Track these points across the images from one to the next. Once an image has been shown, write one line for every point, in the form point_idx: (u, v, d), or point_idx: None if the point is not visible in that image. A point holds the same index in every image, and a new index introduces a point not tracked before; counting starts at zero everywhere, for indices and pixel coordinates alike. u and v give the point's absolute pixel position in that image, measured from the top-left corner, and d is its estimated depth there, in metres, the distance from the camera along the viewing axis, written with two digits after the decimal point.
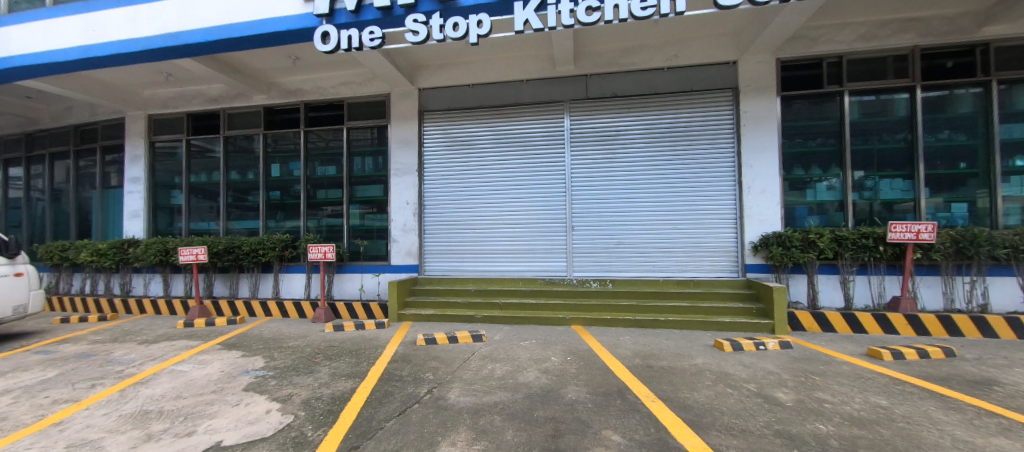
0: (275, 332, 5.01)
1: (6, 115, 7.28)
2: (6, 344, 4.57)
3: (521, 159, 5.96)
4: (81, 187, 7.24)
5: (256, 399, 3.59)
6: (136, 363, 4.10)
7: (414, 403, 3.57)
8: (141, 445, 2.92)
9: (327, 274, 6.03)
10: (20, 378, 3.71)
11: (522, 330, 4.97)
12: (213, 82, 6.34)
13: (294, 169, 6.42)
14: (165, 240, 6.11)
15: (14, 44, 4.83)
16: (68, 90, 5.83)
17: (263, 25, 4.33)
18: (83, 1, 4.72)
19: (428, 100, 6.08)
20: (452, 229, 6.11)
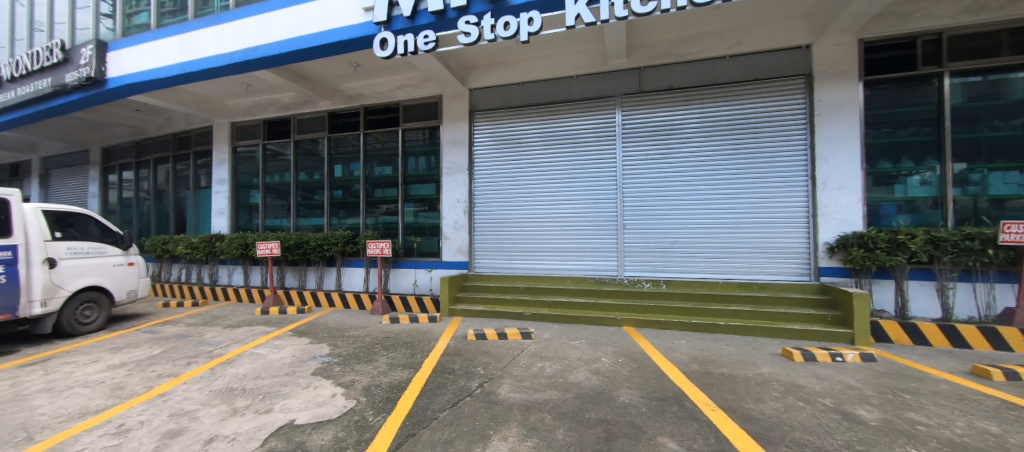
0: (339, 322, 5.37)
1: (121, 126, 8.45)
2: (122, 324, 5.32)
3: (570, 157, 5.89)
4: (178, 188, 8.22)
5: (322, 384, 3.85)
6: (224, 345, 4.58)
7: (466, 396, 3.64)
8: (228, 419, 3.26)
9: (384, 269, 6.35)
10: (133, 353, 4.28)
11: (571, 329, 4.91)
12: (285, 91, 6.91)
13: (354, 169, 6.83)
14: (245, 235, 6.77)
15: (127, 65, 5.58)
16: (168, 103, 6.63)
17: (328, 35, 4.64)
18: (179, 24, 5.35)
19: (478, 100, 6.20)
20: (501, 227, 6.18)
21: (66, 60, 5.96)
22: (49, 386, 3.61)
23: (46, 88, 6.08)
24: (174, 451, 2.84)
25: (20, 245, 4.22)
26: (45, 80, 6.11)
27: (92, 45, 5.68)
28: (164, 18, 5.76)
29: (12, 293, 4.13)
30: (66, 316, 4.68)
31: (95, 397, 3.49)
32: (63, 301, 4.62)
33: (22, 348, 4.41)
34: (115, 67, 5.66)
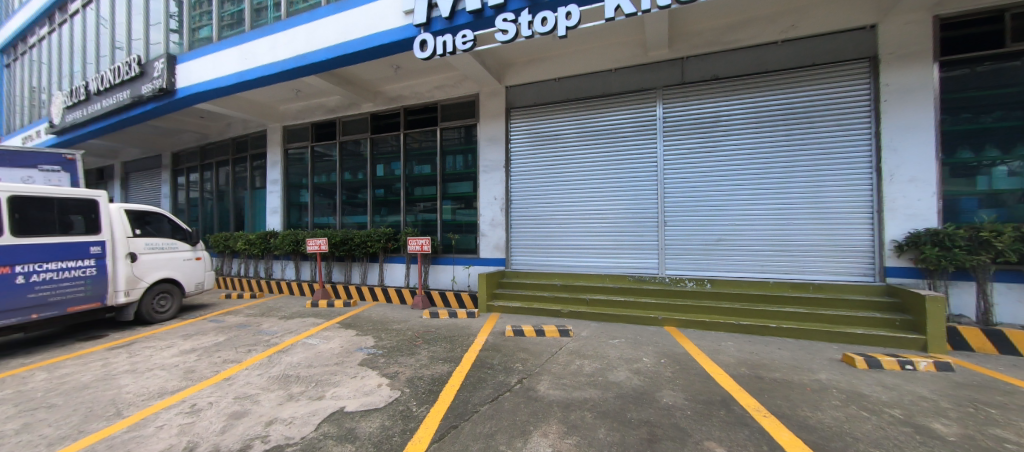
0: (382, 315, 5.58)
1: (188, 132, 9.24)
2: (191, 313, 5.83)
3: (609, 152, 5.78)
4: (237, 189, 8.87)
5: (369, 374, 4.02)
6: (279, 335, 4.89)
7: (506, 391, 3.66)
8: (285, 403, 3.48)
9: (424, 265, 6.52)
10: (202, 340, 4.67)
11: (611, 328, 4.83)
12: (331, 95, 7.26)
13: (395, 168, 7.06)
14: (297, 232, 7.19)
15: (193, 75, 6.08)
16: (228, 109, 7.17)
17: (371, 39, 4.82)
18: (238, 36, 5.75)
19: (514, 98, 6.23)
20: (538, 224, 6.17)
21: (142, 74, 6.59)
22: (132, 367, 4.00)
23: (125, 99, 6.75)
24: (239, 431, 3.07)
25: (107, 241, 4.71)
26: (125, 92, 6.79)
27: (164, 59, 6.24)
28: (224, 31, 6.22)
29: (101, 283, 4.64)
30: (145, 305, 5.17)
31: (171, 379, 3.84)
32: (142, 291, 5.12)
33: (110, 333, 4.93)
34: (183, 78, 6.18)
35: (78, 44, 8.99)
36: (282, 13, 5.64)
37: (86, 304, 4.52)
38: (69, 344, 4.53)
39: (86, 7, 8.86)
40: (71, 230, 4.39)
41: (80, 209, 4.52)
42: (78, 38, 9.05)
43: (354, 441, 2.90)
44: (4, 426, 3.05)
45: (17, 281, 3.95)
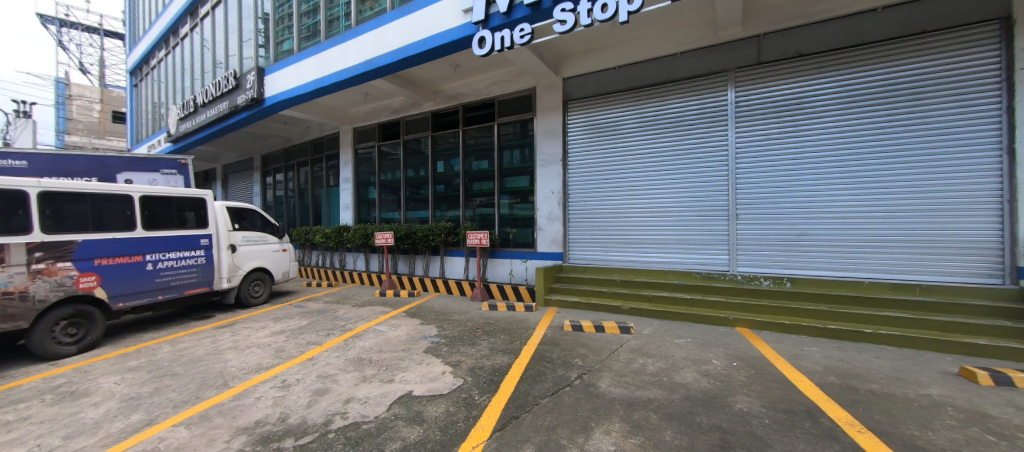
0: (443, 306, 5.83)
1: (274, 137, 10.32)
2: (279, 299, 6.52)
3: (673, 141, 5.51)
4: (314, 187, 9.75)
5: (433, 361, 4.20)
6: (353, 321, 5.29)
7: (566, 386, 3.62)
8: (360, 384, 3.75)
9: (483, 258, 6.70)
10: (289, 323, 5.21)
11: (676, 327, 4.61)
12: (395, 96, 7.69)
13: (454, 165, 7.30)
14: (366, 226, 7.73)
15: (277, 85, 6.76)
16: (306, 114, 7.89)
17: (433, 40, 5.00)
18: (314, 47, 6.28)
19: (571, 89, 6.15)
20: (597, 217, 6.05)
21: (237, 86, 7.46)
22: (234, 344, 4.56)
23: (223, 110, 7.69)
24: (322, 407, 3.37)
25: (213, 234, 5.41)
26: (224, 103, 7.74)
27: (254, 72, 7.00)
28: (303, 43, 6.82)
29: (209, 271, 5.35)
30: (243, 290, 5.87)
31: (264, 356, 4.31)
32: (241, 278, 5.81)
33: (216, 314, 5.67)
34: (270, 88, 6.90)
35: (189, 63, 10.41)
36: (352, 21, 6.05)
37: (197, 288, 5.23)
38: (186, 322, 5.29)
39: (194, 30, 10.21)
40: (185, 224, 5.09)
41: (191, 206, 5.21)
42: (188, 57, 10.48)
43: (421, 424, 3.05)
44: (140, 389, 3.63)
45: (147, 268, 4.66)
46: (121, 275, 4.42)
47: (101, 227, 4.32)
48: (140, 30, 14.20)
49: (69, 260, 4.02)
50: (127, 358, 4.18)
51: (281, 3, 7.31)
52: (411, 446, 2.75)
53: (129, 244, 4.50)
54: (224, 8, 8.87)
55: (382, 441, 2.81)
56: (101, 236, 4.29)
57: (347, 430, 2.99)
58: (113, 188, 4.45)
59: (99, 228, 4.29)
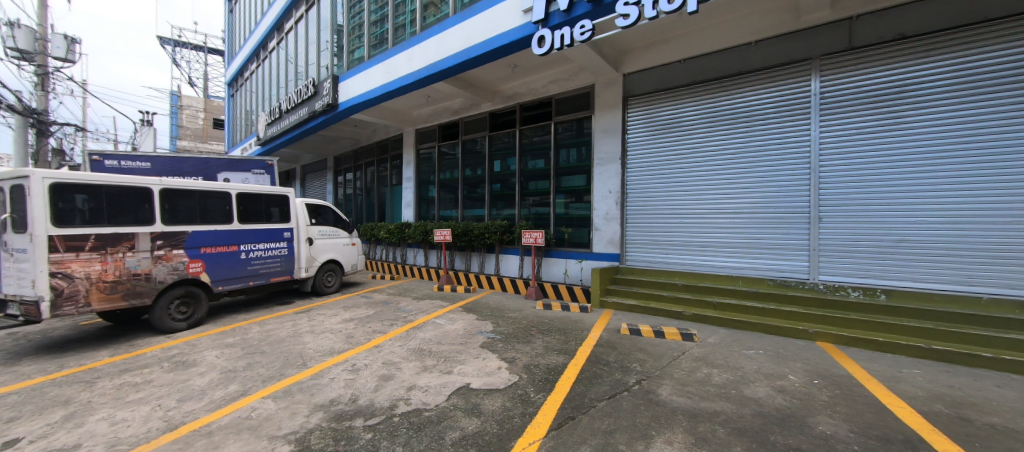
0: (499, 303, 5.95)
1: (345, 140, 11.19)
2: (348, 289, 7.05)
3: (745, 138, 5.18)
4: (378, 185, 10.43)
5: (489, 356, 4.29)
6: (413, 313, 5.57)
7: (624, 390, 3.51)
8: (421, 373, 3.93)
9: (538, 257, 6.76)
10: (357, 312, 5.61)
11: (746, 338, 4.30)
12: (455, 98, 7.99)
13: (511, 164, 7.42)
14: (426, 223, 8.11)
15: (349, 91, 7.32)
16: (373, 117, 8.46)
17: (493, 42, 5.11)
18: (382, 54, 6.71)
19: (632, 86, 6.02)
20: (657, 218, 5.86)
21: (315, 94, 8.19)
22: (311, 329, 5.01)
23: (303, 115, 8.49)
24: (387, 392, 3.58)
25: (294, 228, 5.97)
26: (304, 109, 8.55)
27: (330, 79, 7.62)
28: (372, 51, 7.31)
29: (290, 261, 5.90)
30: (318, 279, 6.41)
31: (336, 341, 4.68)
32: (317, 269, 6.37)
33: (294, 300, 6.26)
34: (343, 93, 7.48)
35: (276, 74, 11.62)
36: (417, 27, 6.36)
37: (281, 276, 5.80)
38: (271, 306, 5.91)
39: (280, 44, 11.38)
40: (271, 219, 5.67)
41: (276, 203, 5.77)
42: (275, 69, 11.71)
43: (479, 416, 3.13)
44: (235, 363, 4.11)
45: (241, 256, 5.25)
46: (220, 262, 5.02)
47: (206, 220, 4.92)
48: (239, 45, 16.10)
49: (182, 247, 4.65)
50: (224, 335, 4.75)
51: (354, 14, 7.88)
52: (469, 437, 2.82)
53: (227, 235, 5.09)
54: (306, 22, 9.78)
55: (442, 430, 2.92)
56: (205, 228, 4.90)
57: (410, 416, 3.14)
58: (216, 186, 5.04)
59: (204, 220, 4.90)
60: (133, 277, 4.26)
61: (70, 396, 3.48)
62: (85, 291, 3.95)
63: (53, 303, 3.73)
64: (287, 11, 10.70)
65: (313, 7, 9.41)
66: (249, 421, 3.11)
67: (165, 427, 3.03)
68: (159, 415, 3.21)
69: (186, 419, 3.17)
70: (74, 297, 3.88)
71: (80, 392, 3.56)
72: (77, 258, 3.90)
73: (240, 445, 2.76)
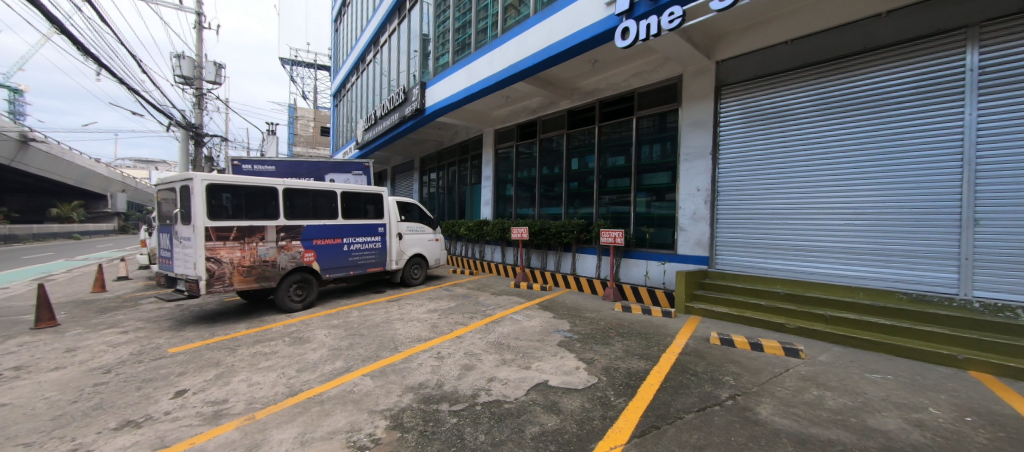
0: (575, 302, 5.99)
1: (429, 142, 12.05)
2: (432, 281, 7.58)
3: (870, 125, 4.49)
4: (459, 184, 11.06)
5: (567, 355, 4.26)
6: (492, 308, 5.80)
7: (715, 404, 3.21)
8: (500, 366, 4.05)
9: (616, 258, 6.69)
10: (441, 303, 6.02)
11: (867, 360, 3.71)
12: (534, 97, 8.17)
13: (589, 162, 7.41)
14: (503, 221, 8.37)
15: (435, 96, 7.87)
16: (456, 119, 9.02)
17: (574, 38, 5.07)
18: (465, 59, 7.09)
19: (726, 73, 5.61)
20: (753, 218, 5.39)
21: (405, 100, 8.96)
22: (401, 316, 5.47)
23: (394, 120, 9.33)
24: (469, 381, 3.75)
25: (386, 223, 6.55)
26: (395, 115, 9.38)
27: (419, 86, 8.27)
28: (455, 56, 7.73)
29: (383, 254, 6.50)
30: (408, 272, 7.01)
31: (423, 330, 5.03)
32: (406, 261, 6.93)
33: (387, 289, 6.93)
34: (429, 99, 8.05)
35: (372, 84, 12.92)
36: (499, 31, 6.55)
37: (375, 267, 6.40)
38: (367, 293, 6.61)
39: (376, 56, 12.59)
40: (367, 215, 6.27)
41: (372, 201, 6.36)
42: (372, 79, 13.00)
43: (559, 414, 3.12)
44: (340, 342, 4.64)
45: (343, 248, 5.91)
46: (328, 253, 5.71)
47: (317, 215, 5.61)
48: (343, 61, 18.17)
49: (300, 238, 5.38)
50: (331, 317, 5.40)
51: (440, 23, 8.37)
52: (549, 433, 2.83)
53: (332, 229, 5.75)
54: (398, 35, 10.69)
55: (522, 423, 2.97)
56: (317, 222, 5.59)
57: (492, 406, 3.26)
58: (325, 186, 5.71)
59: (316, 216, 5.60)
60: (263, 263, 5.03)
61: (219, 359, 4.24)
62: (229, 273, 4.76)
63: (207, 281, 4.57)
64: (383, 26, 11.79)
65: (404, 21, 10.22)
66: (352, 394, 3.48)
67: (289, 392, 3.53)
68: (283, 381, 3.75)
69: (304, 387, 3.65)
70: (222, 277, 4.70)
71: (226, 356, 4.31)
72: (224, 245, 4.70)
73: (345, 415, 3.10)
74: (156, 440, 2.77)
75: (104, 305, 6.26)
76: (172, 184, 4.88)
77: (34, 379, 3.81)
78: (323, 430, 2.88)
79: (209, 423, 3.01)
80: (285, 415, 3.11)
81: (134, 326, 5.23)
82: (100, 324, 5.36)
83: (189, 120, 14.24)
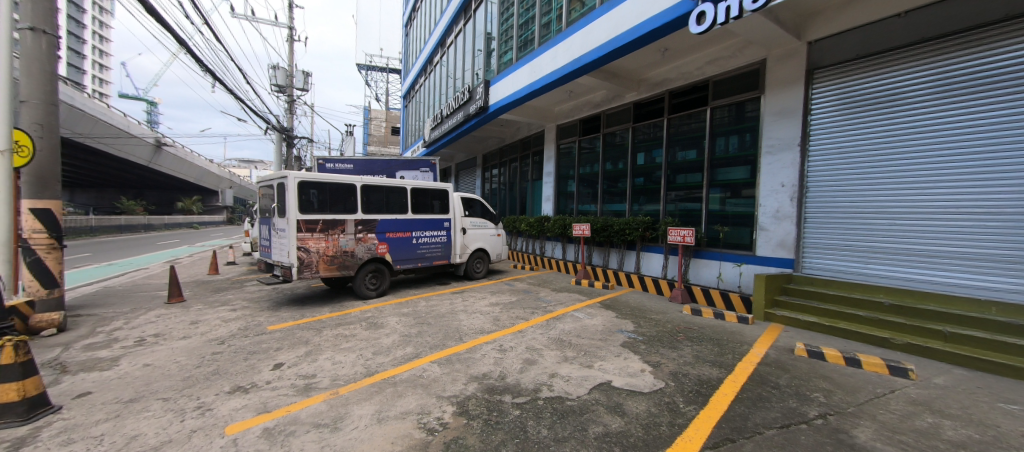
0: (639, 303, 5.86)
1: (491, 139, 12.35)
2: (494, 275, 7.81)
3: (1012, 108, 3.75)
4: (520, 180, 11.22)
5: (631, 356, 4.14)
6: (552, 304, 5.86)
7: (801, 421, 2.87)
8: (562, 363, 4.05)
9: (685, 258, 6.39)
10: (503, 297, 6.19)
11: (999, 387, 3.14)
12: (599, 91, 8.01)
13: (656, 156, 7.17)
14: (564, 217, 8.38)
15: (499, 92, 8.04)
16: (518, 116, 9.15)
17: (642, 27, 4.83)
18: (529, 56, 7.14)
19: (820, 55, 5.04)
20: (851, 218, 4.79)
21: (468, 98, 9.25)
22: (465, 308, 5.71)
23: (459, 118, 9.70)
24: (531, 375, 3.80)
25: (452, 218, 6.84)
26: (460, 114, 9.74)
27: (482, 84, 8.50)
28: (518, 53, 7.80)
29: (449, 247, 6.80)
30: (471, 265, 7.30)
31: (485, 322, 5.20)
32: (469, 255, 7.20)
33: (453, 281, 7.28)
34: (492, 96, 8.24)
35: (438, 84, 13.51)
36: (563, 24, 6.46)
37: (441, 260, 6.72)
38: (433, 285, 6.99)
39: (442, 58, 13.13)
40: (434, 210, 6.59)
41: (438, 197, 6.66)
42: (438, 80, 13.59)
43: (623, 416, 3.04)
44: (410, 329, 4.96)
45: (412, 241, 6.27)
46: (398, 245, 6.10)
47: (390, 210, 6.02)
48: (411, 64, 19.18)
49: (374, 231, 5.81)
50: (401, 305, 5.80)
51: (503, 21, 8.45)
52: (613, 435, 2.77)
53: (404, 223, 6.13)
54: (462, 36, 11.04)
55: (585, 421, 2.94)
56: (390, 216, 6.00)
57: (554, 402, 3.27)
58: (397, 183, 6.09)
59: (389, 210, 5.99)
60: (343, 253, 5.51)
61: (308, 338, 4.75)
62: (316, 262, 5.28)
63: (298, 268, 5.11)
64: (449, 27, 12.21)
65: (470, 21, 10.48)
66: (422, 379, 3.71)
67: (367, 372, 3.86)
68: (362, 362, 4.10)
69: (380, 368, 3.97)
70: (310, 265, 5.22)
71: (314, 336, 4.81)
72: (312, 236, 5.22)
73: (416, 398, 3.32)
74: (261, 405, 3.19)
75: (218, 285, 7.33)
76: (271, 182, 5.50)
77: (168, 345, 4.57)
78: (397, 409, 3.11)
79: (301, 394, 3.39)
80: (364, 393, 3.41)
81: (240, 305, 6.05)
82: (215, 302, 6.28)
83: (282, 124, 16.06)
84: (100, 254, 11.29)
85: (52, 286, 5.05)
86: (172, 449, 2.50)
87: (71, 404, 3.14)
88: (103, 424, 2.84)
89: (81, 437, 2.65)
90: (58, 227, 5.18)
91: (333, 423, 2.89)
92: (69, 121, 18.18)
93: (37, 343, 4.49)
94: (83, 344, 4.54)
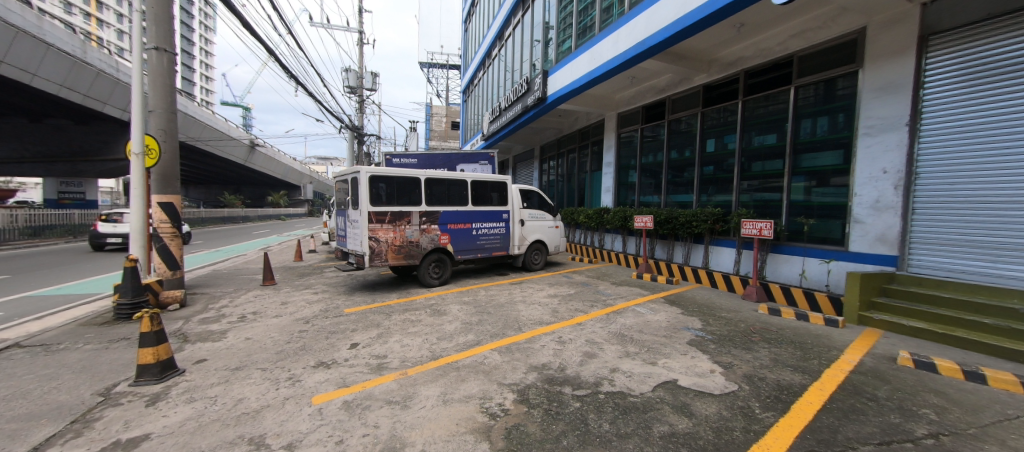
0: (707, 299, 5.56)
1: (548, 130, 12.28)
2: (550, 267, 7.83)
3: None
4: (578, 171, 11.04)
5: (699, 356, 3.94)
6: (613, 298, 5.76)
7: (905, 439, 2.53)
8: (623, 358, 3.97)
9: (761, 253, 5.94)
10: (561, 289, 6.21)
11: None
12: (664, 75, 7.60)
13: (729, 142, 6.68)
14: (625, 209, 8.16)
15: (557, 82, 7.95)
16: (576, 105, 9.00)
17: (715, 2, 4.41)
18: (589, 43, 6.96)
19: (937, 18, 4.28)
20: (974, 208, 4.08)
21: (526, 90, 9.27)
22: (523, 298, 5.83)
23: (516, 110, 9.78)
24: (591, 368, 3.77)
25: (511, 210, 6.95)
26: (517, 106, 9.80)
27: (541, 75, 8.46)
28: (577, 40, 7.61)
29: (507, 238, 6.93)
30: (529, 257, 7.38)
31: (544, 313, 5.25)
32: (527, 246, 7.28)
33: (511, 273, 7.43)
34: (550, 87, 8.18)
35: (497, 77, 13.64)
36: (626, 7, 6.16)
37: (499, 251, 6.87)
38: (492, 275, 7.18)
39: (501, 50, 13.21)
40: (493, 202, 6.74)
41: (496, 189, 6.80)
42: (496, 73, 13.72)
43: (690, 416, 2.91)
44: (471, 317, 5.15)
45: (472, 232, 6.48)
46: (459, 236, 6.34)
47: (453, 202, 6.27)
48: (470, 59, 19.43)
49: (437, 222, 6.09)
50: (462, 294, 6.06)
51: (562, 8, 8.26)
52: (680, 435, 2.67)
53: (464, 214, 6.35)
54: (520, 28, 11.02)
55: (649, 419, 2.86)
56: (452, 208, 6.25)
57: (616, 397, 3.22)
58: (457, 175, 6.31)
59: (450, 202, 6.24)
60: (409, 243, 5.86)
61: (379, 321, 5.14)
62: (385, 251, 5.66)
63: (370, 257, 5.52)
64: (507, 19, 12.22)
65: (527, 11, 10.39)
66: (483, 365, 3.85)
67: (434, 355, 4.10)
68: (427, 346, 4.35)
69: (445, 352, 4.19)
70: (380, 254, 5.61)
71: (384, 319, 5.20)
72: (382, 227, 5.59)
73: (478, 383, 3.46)
74: (341, 380, 3.53)
75: (302, 271, 8.17)
76: (345, 176, 5.96)
77: (263, 322, 5.22)
78: (461, 393, 3.28)
79: (374, 372, 3.69)
80: (429, 375, 3.62)
81: (321, 289, 6.72)
82: (300, 285, 7.04)
83: (353, 123, 17.34)
84: (210, 241, 13.18)
85: (174, 268, 5.93)
86: (271, 413, 2.87)
87: (192, 368, 3.71)
88: (216, 387, 3.32)
89: (200, 396, 3.13)
90: (178, 218, 6.06)
91: (403, 401, 3.12)
92: (184, 127, 21.22)
93: (166, 315, 5.37)
94: (198, 319, 5.35)
